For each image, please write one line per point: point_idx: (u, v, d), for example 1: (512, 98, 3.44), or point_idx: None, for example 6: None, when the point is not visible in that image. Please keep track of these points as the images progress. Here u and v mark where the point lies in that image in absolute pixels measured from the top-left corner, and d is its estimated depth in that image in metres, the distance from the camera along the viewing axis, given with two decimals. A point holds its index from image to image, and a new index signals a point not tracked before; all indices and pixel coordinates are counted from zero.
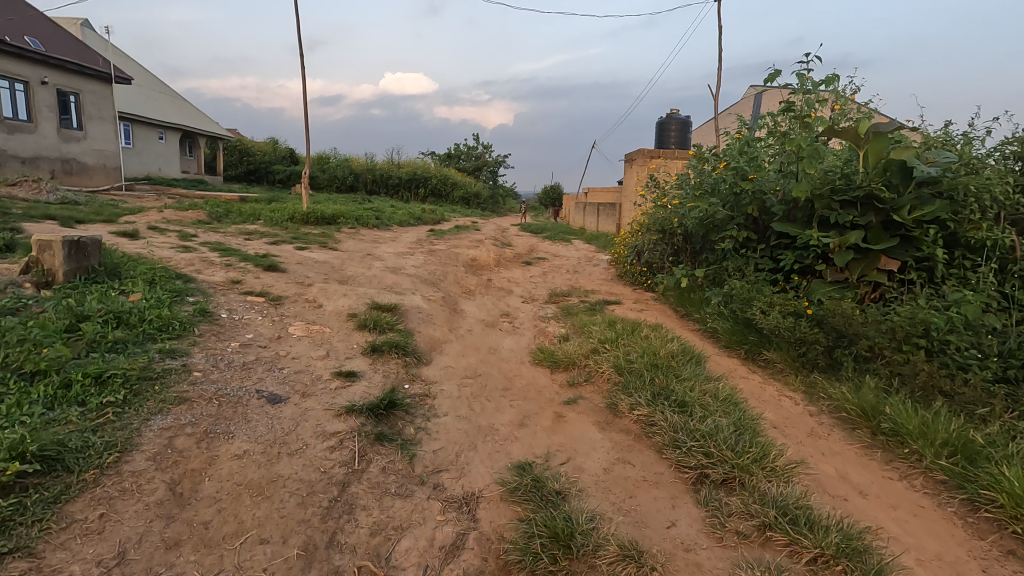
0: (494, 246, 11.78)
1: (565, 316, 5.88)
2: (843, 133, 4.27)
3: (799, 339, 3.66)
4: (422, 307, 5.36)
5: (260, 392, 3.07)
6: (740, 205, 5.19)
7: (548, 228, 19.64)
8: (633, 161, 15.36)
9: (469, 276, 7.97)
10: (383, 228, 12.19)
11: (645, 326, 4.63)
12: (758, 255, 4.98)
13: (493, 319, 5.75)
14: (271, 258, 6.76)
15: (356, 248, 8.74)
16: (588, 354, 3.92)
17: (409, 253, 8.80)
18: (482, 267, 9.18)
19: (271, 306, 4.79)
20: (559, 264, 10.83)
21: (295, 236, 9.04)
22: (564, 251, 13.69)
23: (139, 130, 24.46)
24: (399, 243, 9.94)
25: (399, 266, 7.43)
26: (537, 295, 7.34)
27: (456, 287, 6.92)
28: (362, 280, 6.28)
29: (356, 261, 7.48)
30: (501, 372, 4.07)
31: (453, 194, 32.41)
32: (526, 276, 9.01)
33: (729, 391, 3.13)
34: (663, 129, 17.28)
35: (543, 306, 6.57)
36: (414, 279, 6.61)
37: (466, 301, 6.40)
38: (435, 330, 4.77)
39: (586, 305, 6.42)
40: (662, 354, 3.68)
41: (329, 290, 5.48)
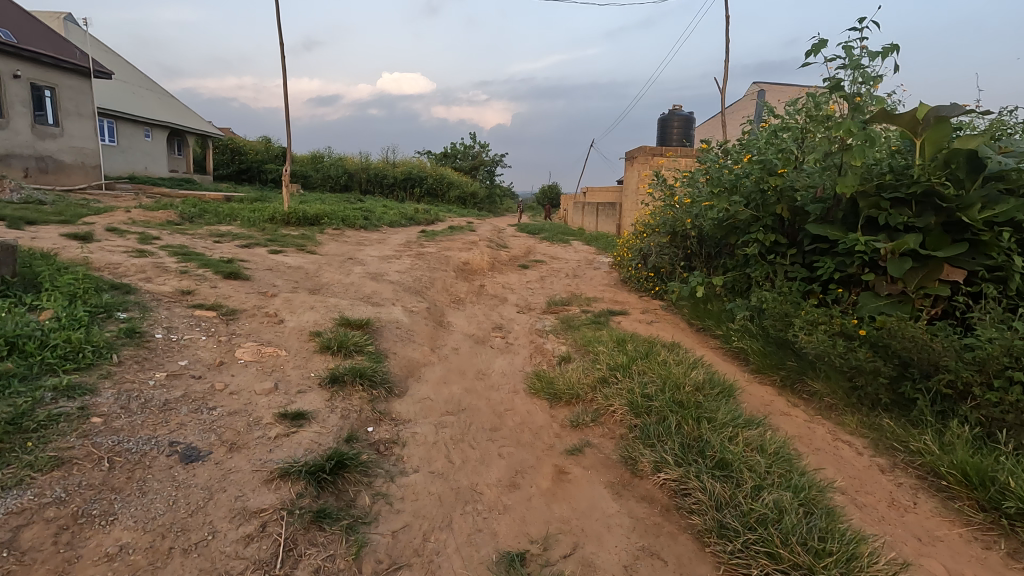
0: (489, 248, 11.09)
1: (566, 330, 5.20)
2: (898, 117, 3.58)
3: (854, 367, 2.98)
4: (402, 322, 4.67)
5: (174, 445, 2.37)
6: (766, 203, 4.52)
7: (546, 228, 18.96)
8: (634, 159, 14.69)
9: (460, 282, 7.28)
10: (371, 228, 11.48)
11: (661, 346, 3.95)
12: (788, 262, 4.32)
13: (483, 333, 5.06)
14: (237, 263, 6.06)
15: (337, 251, 8.04)
16: (596, 385, 3.24)
17: (396, 256, 8.10)
18: (475, 272, 8.50)
19: (222, 323, 4.09)
20: (558, 267, 10.15)
21: (272, 238, 8.34)
22: (562, 253, 13.01)
23: (124, 128, 23.70)
24: (386, 245, 9.23)
25: (382, 271, 6.73)
26: (535, 304, 6.66)
27: (444, 296, 6.22)
28: (337, 289, 5.58)
29: (335, 266, 6.78)
30: (490, 405, 3.37)
31: (448, 194, 31.74)
32: (522, 282, 8.32)
33: (778, 442, 2.44)
34: (665, 126, 16.61)
35: (540, 318, 5.88)
36: (397, 288, 5.92)
37: (454, 312, 5.72)
38: (415, 350, 4.08)
39: (588, 316, 5.74)
40: (686, 386, 2.99)
41: (296, 301, 4.78)
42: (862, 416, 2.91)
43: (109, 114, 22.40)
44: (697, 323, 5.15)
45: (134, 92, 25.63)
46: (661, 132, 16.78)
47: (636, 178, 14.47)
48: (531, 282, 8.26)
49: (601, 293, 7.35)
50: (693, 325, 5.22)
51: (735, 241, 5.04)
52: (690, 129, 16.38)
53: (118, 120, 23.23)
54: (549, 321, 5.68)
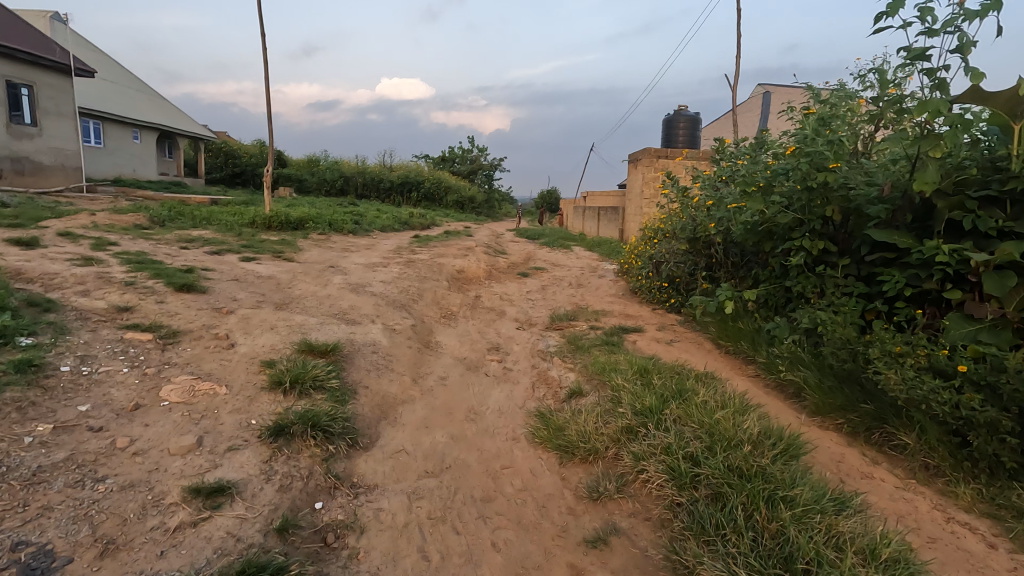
0: (486, 255, 10.40)
1: (574, 351, 4.46)
2: (990, 95, 2.89)
3: (963, 419, 2.25)
4: (381, 344, 3.93)
5: (17, 549, 1.64)
6: (813, 204, 3.82)
7: (545, 233, 18.25)
8: (638, 162, 13.97)
9: (453, 293, 6.55)
10: (359, 233, 10.73)
11: (695, 380, 3.21)
12: (840, 275, 3.61)
13: (478, 357, 4.32)
14: (197, 273, 5.32)
15: (318, 258, 7.29)
16: (619, 436, 2.51)
17: (383, 264, 7.36)
18: (470, 281, 7.79)
19: (157, 349, 3.35)
20: (560, 276, 9.45)
21: (247, 245, 7.58)
22: (563, 259, 12.34)
23: (111, 129, 22.96)
24: (373, 252, 8.49)
25: (366, 281, 6.00)
26: (537, 318, 5.93)
27: (434, 310, 5.49)
28: (310, 303, 4.84)
29: (312, 276, 6.04)
30: (483, 460, 2.64)
31: (446, 199, 31.15)
32: (522, 292, 7.58)
33: (891, 538, 1.73)
34: (670, 127, 15.90)
35: (544, 336, 5.14)
36: (381, 301, 5.17)
37: (445, 329, 4.98)
38: (393, 382, 3.34)
39: (599, 334, 5.00)
40: (742, 442, 2.26)
41: (255, 319, 4.03)
42: (979, 487, 2.20)
43: (94, 114, 21.65)
44: (725, 343, 4.45)
45: (121, 92, 24.87)
46: (666, 134, 16.08)
47: (640, 182, 13.80)
48: (532, 293, 7.53)
49: (609, 305, 6.63)
50: (720, 347, 4.51)
51: (771, 250, 4.36)
52: (697, 130, 15.70)
53: (104, 121, 22.48)
54: (555, 339, 4.94)
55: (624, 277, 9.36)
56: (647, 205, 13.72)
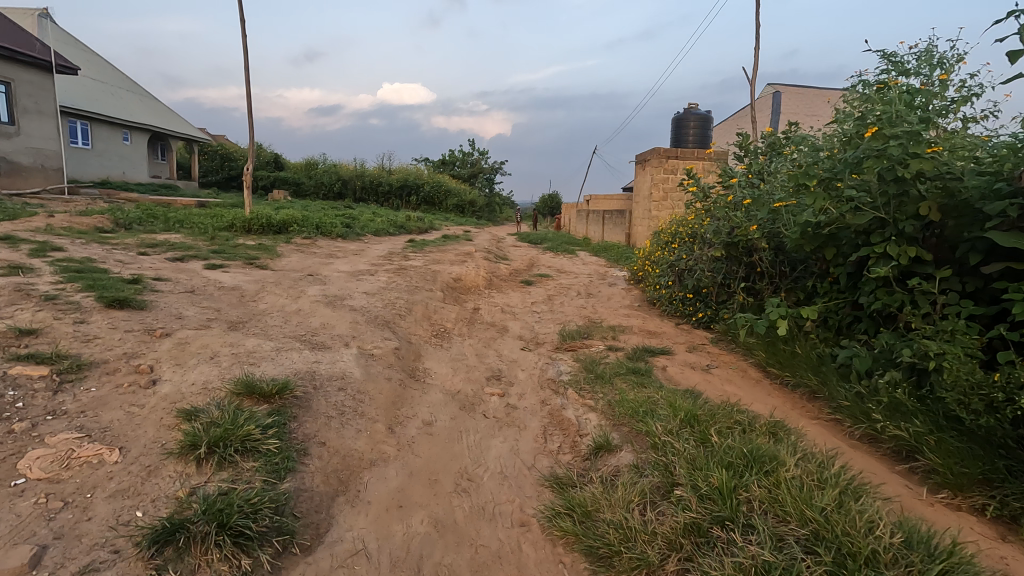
0: (485, 260, 9.61)
1: (593, 381, 3.64)
2: None
3: None
4: (353, 377, 3.11)
5: None
6: (900, 200, 3.02)
7: (547, 237, 17.47)
8: (646, 162, 13.16)
9: (447, 305, 5.73)
10: (347, 237, 9.91)
11: (763, 436, 2.41)
12: (941, 291, 2.83)
13: (474, 391, 3.50)
14: (143, 285, 4.50)
15: (296, 265, 6.47)
16: (684, 538, 1.76)
17: (369, 272, 6.54)
18: (468, 291, 6.99)
19: (48, 389, 2.52)
20: (567, 284, 8.66)
21: (217, 249, 6.75)
22: (569, 265, 11.57)
23: (99, 130, 22.17)
24: (361, 258, 7.67)
25: (346, 293, 5.18)
26: (544, 336, 5.10)
27: (425, 327, 4.68)
28: (273, 322, 4.02)
29: (284, 286, 5.22)
30: (479, 567, 1.85)
31: (446, 203, 30.51)
32: (526, 303, 6.76)
33: None
34: (680, 126, 15.06)
35: (555, 360, 4.32)
36: (361, 318, 4.36)
37: (435, 352, 4.16)
38: (359, 435, 2.53)
39: (621, 358, 4.18)
40: (879, 565, 1.51)
41: (195, 344, 3.20)
42: None
43: (82, 115, 20.93)
44: (780, 371, 3.65)
45: (111, 91, 24.09)
46: (676, 133, 15.27)
47: (648, 183, 13.04)
48: (538, 305, 6.70)
49: (625, 320, 5.82)
50: (771, 376, 3.71)
51: (835, 258, 3.58)
52: (708, 129, 14.91)
53: (92, 121, 21.69)
54: (568, 364, 4.12)
55: (637, 285, 8.56)
56: (657, 208, 12.94)
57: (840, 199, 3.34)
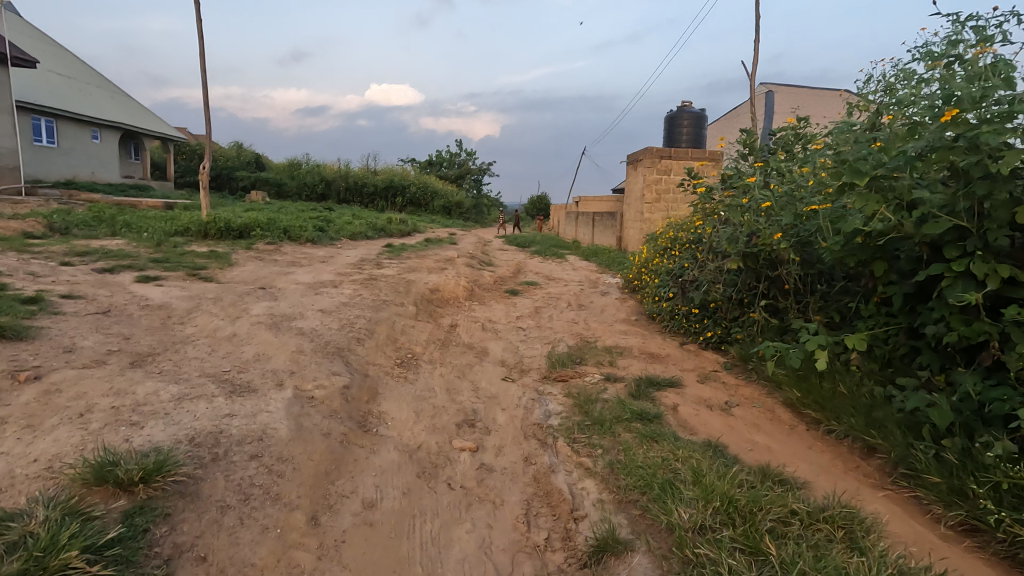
0: (468, 267, 8.88)
1: (590, 427, 2.93)
2: None
3: None
4: (275, 435, 2.36)
5: None
6: (987, 205, 2.34)
7: (536, 241, 16.75)
8: (638, 162, 12.52)
9: (420, 323, 4.98)
10: (317, 242, 9.09)
11: (830, 540, 1.72)
12: None
13: (440, 445, 2.76)
14: (42, 306, 3.70)
15: (249, 276, 5.68)
16: None
17: (332, 284, 5.76)
18: (445, 304, 6.26)
19: None
20: (557, 293, 7.96)
21: (158, 258, 5.92)
22: (559, 271, 10.87)
23: (65, 128, 21.07)
24: (327, 266, 6.89)
25: (297, 312, 4.40)
26: (529, 362, 4.37)
27: (388, 355, 3.92)
28: (194, 354, 3.25)
29: (224, 303, 4.43)
30: None
31: (433, 204, 29.77)
32: (511, 318, 6.02)
33: None
34: (672, 125, 14.48)
35: (543, 395, 3.59)
36: (308, 345, 3.60)
37: (397, 388, 3.41)
38: (264, 537, 1.80)
39: (623, 394, 3.47)
40: None
41: (67, 392, 2.43)
42: None
43: (46, 112, 19.86)
44: (818, 414, 2.98)
45: (79, 87, 22.98)
46: (668, 132, 14.64)
47: (640, 185, 12.40)
48: (524, 320, 5.97)
49: (623, 339, 5.09)
50: (807, 421, 3.04)
51: (885, 276, 2.90)
52: (703, 128, 14.29)
53: (57, 118, 20.59)
54: (559, 401, 3.39)
55: (632, 294, 7.88)
56: (649, 209, 12.27)
57: (898, 203, 2.67)
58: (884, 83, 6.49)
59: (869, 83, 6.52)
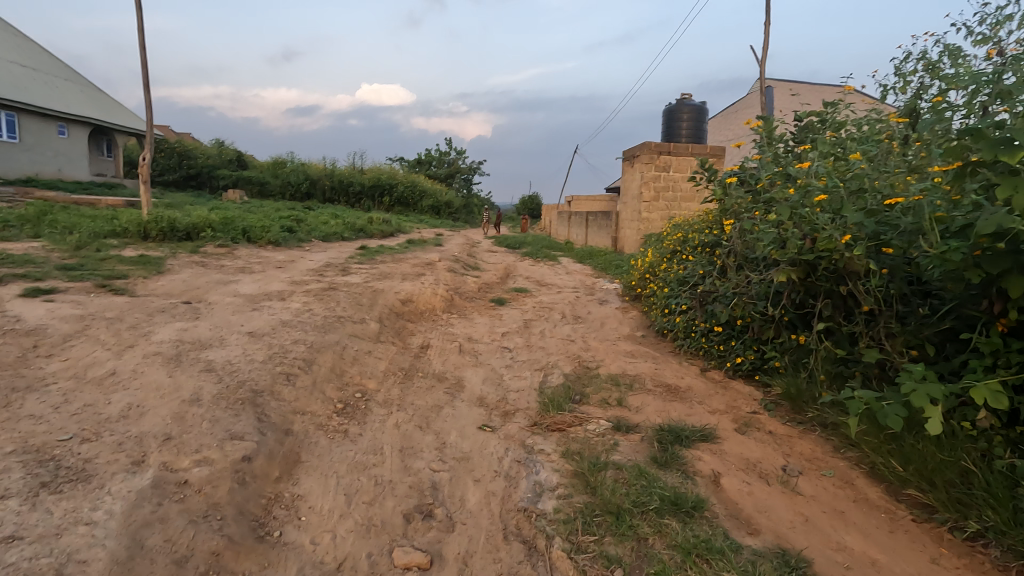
0: (450, 272, 7.93)
1: (600, 522, 2.00)
2: None
3: None
4: None
5: None
6: None
7: (527, 242, 15.84)
8: (635, 158, 11.66)
9: (381, 346, 4.02)
10: (280, 244, 8.09)
11: None
12: None
13: (373, 561, 1.81)
14: None
15: (176, 286, 4.69)
16: None
17: (279, 296, 4.79)
18: (418, 319, 5.31)
19: None
20: (549, 302, 7.03)
21: (69, 265, 4.90)
22: (551, 275, 9.95)
23: (28, 122, 19.86)
24: (282, 273, 5.90)
25: (216, 337, 3.41)
26: (516, 400, 3.42)
27: (326, 397, 2.95)
28: (33, 409, 2.27)
29: (122, 325, 3.43)
30: None
31: (421, 203, 28.86)
32: (496, 335, 5.06)
33: None
34: (671, 118, 13.61)
35: (532, 455, 2.64)
36: (212, 388, 2.62)
37: (329, 451, 2.45)
38: None
39: (641, 456, 2.54)
40: None
41: None
42: None
43: (7, 105, 18.69)
44: (926, 497, 2.08)
45: (45, 79, 21.72)
46: (667, 127, 13.78)
47: (638, 182, 11.52)
48: (511, 338, 5.02)
49: (631, 367, 4.16)
50: (907, 504, 2.14)
51: None
52: (703, 122, 13.44)
53: (19, 112, 19.38)
54: (554, 468, 2.44)
55: (635, 303, 6.97)
56: (648, 209, 11.35)
57: None
58: (925, 61, 5.69)
59: (908, 61, 5.72)
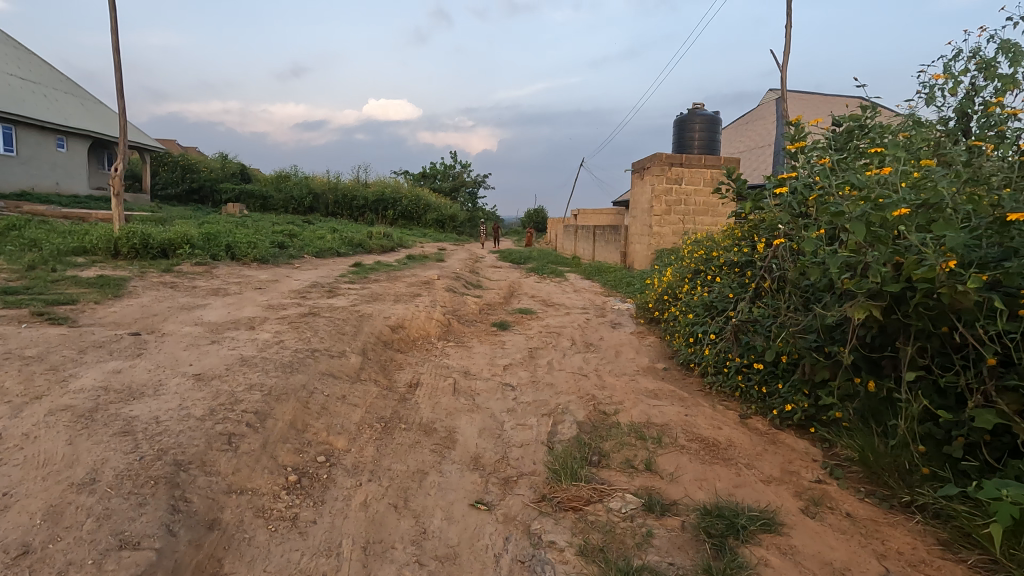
0: (449, 291, 7.32)
1: None
2: None
3: None
4: None
5: None
6: None
7: (533, 257, 15.25)
8: (645, 169, 11.08)
9: (359, 387, 3.38)
10: (266, 261, 7.50)
11: None
12: None
13: None
14: None
15: (129, 314, 4.08)
16: None
17: (248, 324, 4.18)
18: (408, 350, 4.68)
19: None
20: (557, 326, 6.39)
21: (11, 289, 4.30)
22: (558, 294, 9.32)
23: (26, 136, 19.55)
24: (259, 296, 5.29)
25: (152, 381, 2.79)
26: (520, 461, 2.77)
27: (277, 467, 2.32)
28: None
29: (38, 367, 2.81)
30: None
31: (425, 217, 28.42)
32: (496, 368, 4.42)
33: None
34: (682, 128, 13.05)
35: (539, 553, 2.01)
36: (119, 461, 2.00)
37: (266, 556, 1.82)
38: None
39: (684, 560, 1.89)
40: None
41: None
42: None
43: (5, 118, 18.39)
44: None
45: (44, 92, 21.46)
46: (678, 137, 13.18)
47: (648, 195, 10.93)
48: (514, 372, 4.37)
49: (657, 412, 3.50)
50: None
51: None
52: (715, 132, 12.85)
53: (16, 125, 19.04)
54: None
55: (651, 327, 6.34)
56: (659, 223, 10.74)
57: None
58: (981, 59, 5.10)
59: (961, 59, 5.13)
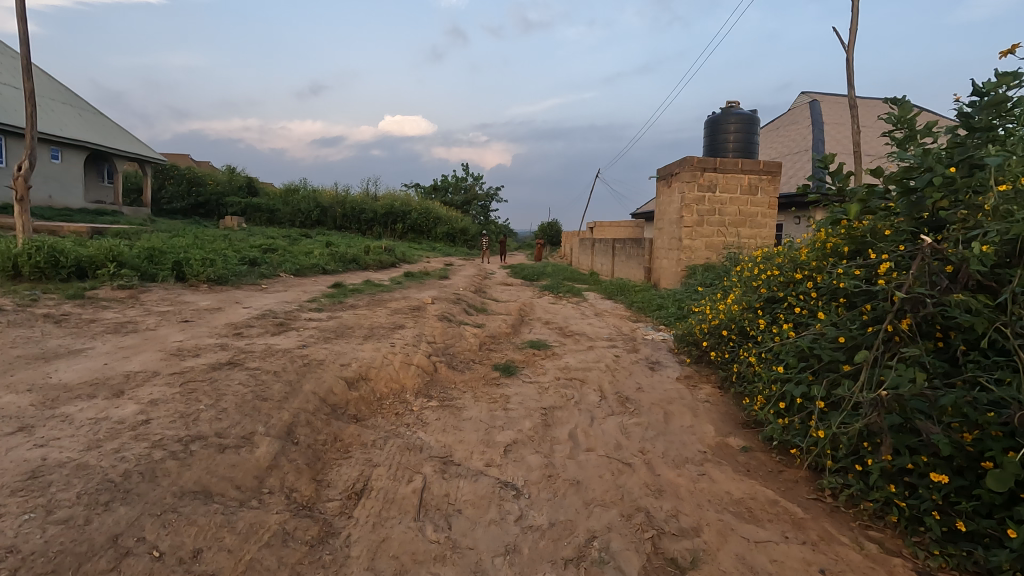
0: (442, 320, 5.88)
1: None
2: None
3: None
4: None
5: None
6: None
7: (548, 273, 13.78)
8: (674, 175, 9.60)
9: (244, 518, 1.92)
10: (221, 281, 6.12)
11: None
12: None
13: None
14: None
15: None
16: None
17: (116, 386, 2.75)
18: (366, 417, 3.22)
19: None
20: (578, 367, 4.89)
21: None
22: (578, 318, 7.83)
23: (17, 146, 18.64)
24: (174, 335, 3.88)
25: None
26: None
27: None
28: None
29: None
30: None
31: (436, 229, 27.15)
32: (494, 451, 2.94)
33: None
34: (714, 130, 11.57)
35: None
36: None
37: None
38: None
39: None
40: None
41: None
42: None
43: None
44: None
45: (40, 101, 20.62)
46: (710, 139, 11.70)
47: (678, 203, 9.44)
48: (521, 458, 2.90)
49: (769, 566, 2.00)
50: None
51: None
52: (753, 133, 11.34)
53: (5, 135, 18.06)
54: None
55: (703, 370, 4.81)
56: (689, 235, 9.22)
57: None
58: None
59: None
